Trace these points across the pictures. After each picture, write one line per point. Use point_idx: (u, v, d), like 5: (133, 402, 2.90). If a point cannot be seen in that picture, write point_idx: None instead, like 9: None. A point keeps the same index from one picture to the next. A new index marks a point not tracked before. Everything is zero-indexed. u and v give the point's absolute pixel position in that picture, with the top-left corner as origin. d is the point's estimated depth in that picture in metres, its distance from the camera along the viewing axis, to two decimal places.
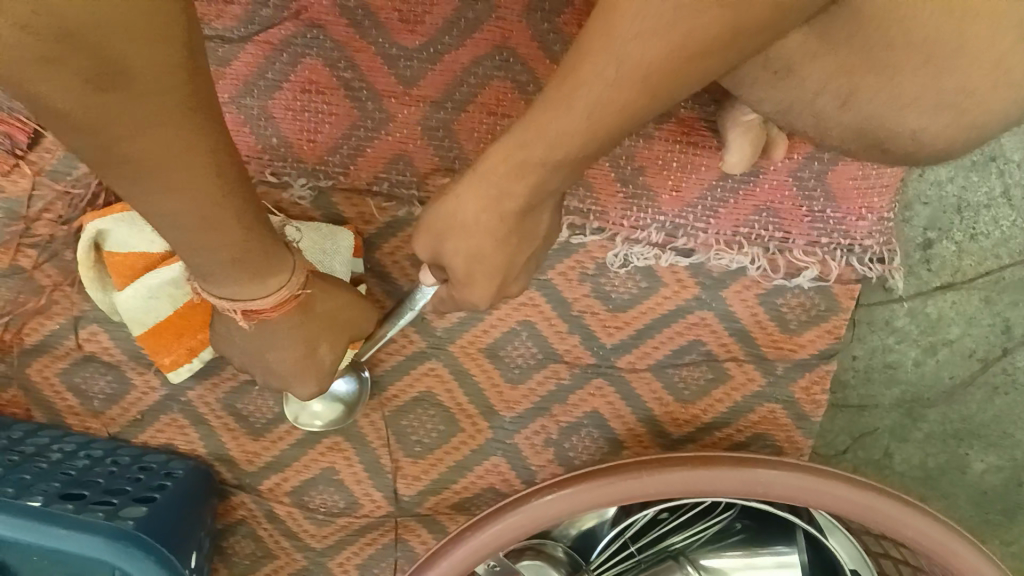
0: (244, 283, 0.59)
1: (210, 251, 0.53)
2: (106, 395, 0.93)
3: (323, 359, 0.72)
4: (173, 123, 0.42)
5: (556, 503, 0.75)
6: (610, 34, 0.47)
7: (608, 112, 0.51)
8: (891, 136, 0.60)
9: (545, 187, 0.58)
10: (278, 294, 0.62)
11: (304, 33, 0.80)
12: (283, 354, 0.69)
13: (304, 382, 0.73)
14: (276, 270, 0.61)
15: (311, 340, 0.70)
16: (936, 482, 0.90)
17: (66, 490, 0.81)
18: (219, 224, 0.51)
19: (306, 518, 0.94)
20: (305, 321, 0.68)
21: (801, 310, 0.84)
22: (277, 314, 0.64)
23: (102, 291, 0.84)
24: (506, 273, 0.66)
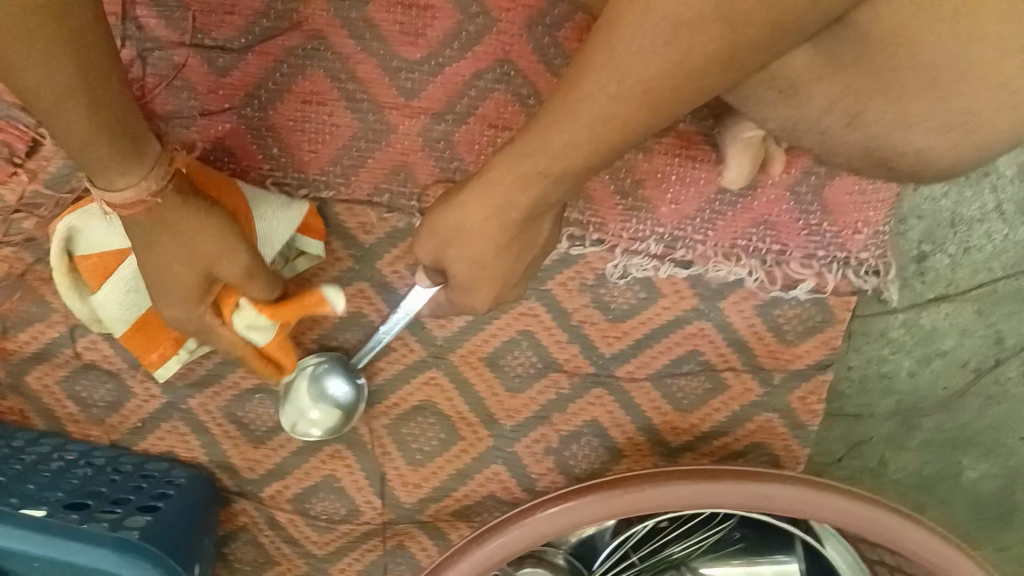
0: (95, 165, 0.55)
1: (93, 167, 0.56)
2: (107, 403, 0.94)
3: (184, 280, 0.65)
4: (62, 53, 0.47)
5: (561, 515, 0.76)
6: (615, 52, 0.52)
7: (608, 125, 0.55)
8: (896, 154, 0.64)
9: (547, 198, 0.62)
10: (133, 192, 0.58)
11: (304, 44, 0.80)
12: (150, 263, 0.63)
13: (173, 303, 0.67)
14: (130, 166, 0.57)
15: (174, 256, 0.63)
16: (931, 488, 0.93)
17: (72, 500, 0.82)
18: (99, 133, 0.53)
19: (307, 524, 0.95)
20: (157, 227, 0.61)
21: (798, 321, 0.84)
22: (130, 213, 0.59)
23: (76, 297, 0.81)
24: (505, 284, 0.69)
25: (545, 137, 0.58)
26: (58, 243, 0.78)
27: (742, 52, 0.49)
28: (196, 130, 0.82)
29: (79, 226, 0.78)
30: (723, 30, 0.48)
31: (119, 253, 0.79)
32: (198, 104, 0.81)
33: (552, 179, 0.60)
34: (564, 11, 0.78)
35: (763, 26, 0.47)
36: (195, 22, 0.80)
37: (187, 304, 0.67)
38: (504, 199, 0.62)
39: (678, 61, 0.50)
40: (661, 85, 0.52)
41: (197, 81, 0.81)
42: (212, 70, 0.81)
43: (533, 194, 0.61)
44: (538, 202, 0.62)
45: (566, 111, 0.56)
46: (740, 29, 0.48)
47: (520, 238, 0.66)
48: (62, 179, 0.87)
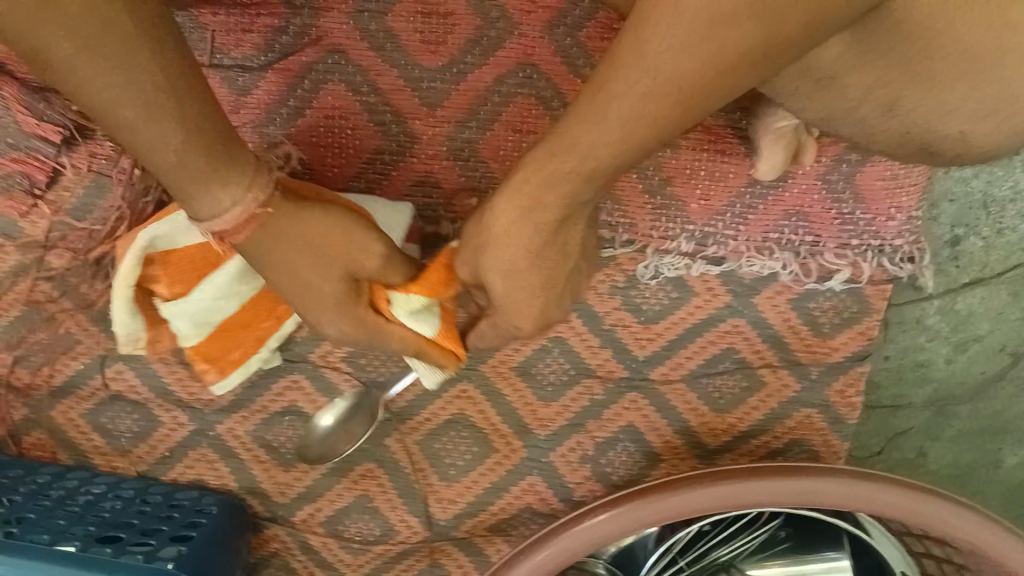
0: (192, 190, 0.52)
1: (192, 194, 0.52)
2: (134, 433, 0.92)
3: (329, 289, 0.61)
4: (143, 61, 0.45)
5: (609, 522, 0.75)
6: (643, 48, 0.50)
7: (640, 123, 0.52)
8: (938, 139, 0.62)
9: (577, 197, 0.59)
10: (242, 208, 0.54)
11: (325, 58, 0.79)
12: (281, 276, 0.59)
13: (331, 316, 0.62)
14: (230, 180, 0.53)
15: (312, 262, 0.59)
16: (967, 478, 0.91)
17: (102, 533, 0.81)
18: (194, 162, 0.50)
19: (340, 547, 0.93)
20: (273, 239, 0.57)
21: (834, 313, 0.84)
22: (243, 232, 0.55)
23: (127, 315, 0.76)
24: (547, 293, 0.65)
25: (573, 138, 0.56)
26: (135, 253, 0.72)
27: (778, 42, 0.47)
28: None
29: (163, 234, 0.72)
30: (757, 26, 0.46)
31: (201, 252, 0.75)
32: None
33: (584, 177, 0.57)
34: (585, 11, 0.78)
35: (800, 21, 0.46)
36: (214, 42, 0.79)
37: (348, 309, 0.63)
38: (533, 200, 0.59)
39: (712, 55, 0.48)
40: (693, 80, 0.50)
41: (218, 101, 0.80)
42: (231, 89, 0.80)
43: (560, 198, 0.58)
44: (568, 202, 0.59)
45: (592, 110, 0.54)
46: (774, 20, 0.46)
47: (555, 241, 0.62)
48: (83, 207, 0.86)
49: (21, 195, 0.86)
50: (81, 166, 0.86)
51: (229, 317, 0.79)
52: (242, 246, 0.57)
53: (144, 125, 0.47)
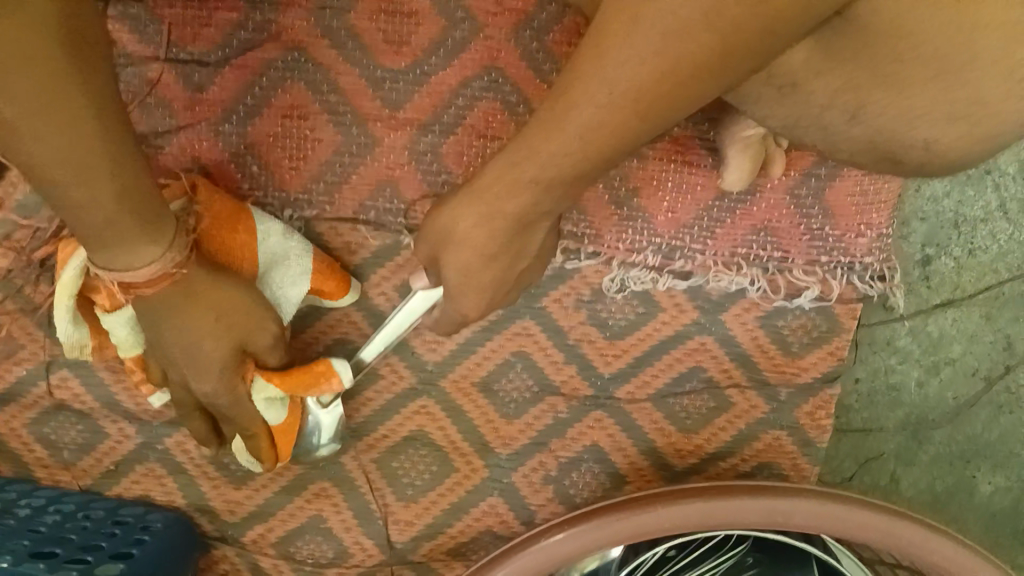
0: (118, 251, 0.57)
1: (115, 248, 0.57)
2: (78, 445, 0.88)
3: (215, 360, 0.67)
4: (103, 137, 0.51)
5: (569, 541, 0.72)
6: (601, 61, 0.51)
7: (598, 135, 0.54)
8: (904, 148, 0.60)
9: (536, 207, 0.61)
10: (151, 266, 0.59)
11: (285, 56, 0.78)
12: (175, 345, 0.65)
13: (202, 381, 0.68)
14: (156, 232, 0.59)
15: (198, 335, 0.65)
16: (943, 505, 0.88)
17: (37, 548, 0.76)
18: (124, 217, 0.56)
19: (292, 570, 0.89)
20: (186, 302, 0.63)
21: (803, 332, 0.82)
22: (152, 288, 0.61)
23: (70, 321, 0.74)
24: (497, 291, 0.67)
25: (535, 146, 0.57)
26: (79, 261, 0.70)
27: (733, 58, 0.48)
28: (172, 147, 0.79)
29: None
30: (712, 42, 0.47)
31: None
32: (173, 120, 0.78)
33: (541, 187, 0.59)
34: (551, 15, 0.77)
35: (756, 34, 0.47)
36: (170, 36, 0.77)
37: (217, 386, 0.68)
38: (493, 204, 0.61)
39: (667, 70, 0.49)
40: (650, 95, 0.50)
41: (172, 98, 0.78)
42: (187, 86, 0.78)
43: (522, 201, 0.60)
44: (529, 209, 0.61)
45: (553, 119, 0.55)
46: (727, 39, 0.47)
47: (510, 247, 0.64)
48: (31, 206, 0.82)
49: None
50: None
51: None
52: (149, 309, 0.63)
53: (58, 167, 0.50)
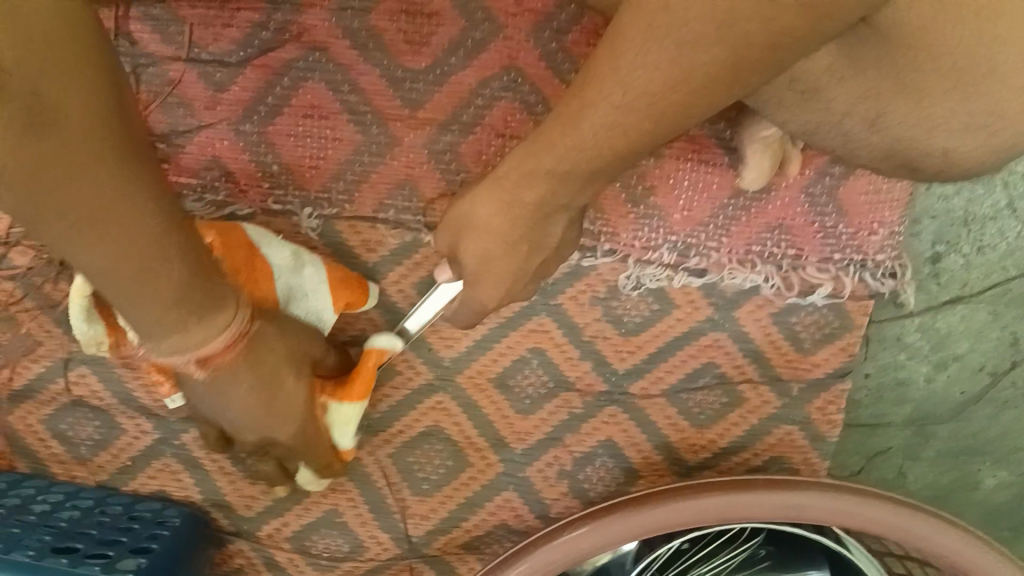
0: (190, 333, 0.58)
1: (187, 331, 0.57)
2: (94, 441, 0.89)
3: (293, 396, 0.70)
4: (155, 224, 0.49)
5: (588, 535, 0.73)
6: (616, 63, 0.53)
7: (613, 134, 0.56)
8: (920, 155, 0.62)
9: (555, 198, 0.63)
10: (228, 331, 0.60)
11: (305, 56, 0.78)
12: (252, 399, 0.67)
13: (283, 425, 0.71)
14: (221, 302, 0.59)
15: (276, 378, 0.68)
16: (945, 498, 0.93)
17: (58, 543, 0.78)
18: (194, 288, 0.55)
19: (307, 564, 0.91)
20: (258, 352, 0.66)
21: (815, 328, 0.83)
22: (227, 355, 0.62)
23: (84, 319, 0.75)
24: (515, 281, 0.69)
25: (552, 139, 0.60)
26: None
27: (744, 70, 0.50)
28: (192, 147, 0.80)
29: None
30: (724, 54, 0.49)
31: None
32: (195, 120, 0.79)
33: (558, 178, 0.61)
34: (571, 15, 0.77)
35: (765, 48, 0.48)
36: (192, 36, 0.78)
37: (298, 424, 0.72)
38: (512, 195, 0.63)
39: (679, 79, 0.51)
40: (664, 99, 0.53)
41: (193, 97, 0.79)
42: (208, 85, 0.79)
43: (538, 193, 0.63)
44: (545, 200, 0.63)
45: (571, 117, 0.58)
46: (741, 51, 0.48)
47: (532, 237, 0.66)
48: None
49: None
50: None
51: None
52: (232, 374, 0.64)
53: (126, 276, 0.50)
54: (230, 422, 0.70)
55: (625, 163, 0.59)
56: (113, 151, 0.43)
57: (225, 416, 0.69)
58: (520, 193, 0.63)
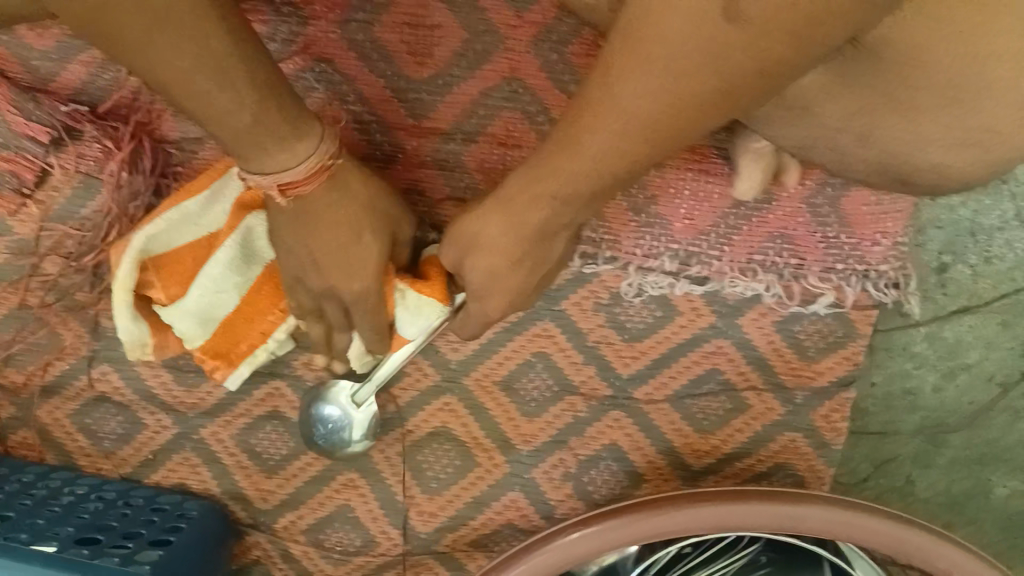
0: (271, 154, 0.60)
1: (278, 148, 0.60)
2: (118, 435, 0.93)
3: (365, 253, 0.68)
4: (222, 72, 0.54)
5: (582, 541, 0.75)
6: (612, 91, 0.53)
7: (616, 156, 0.56)
8: (914, 170, 0.61)
9: (559, 216, 0.64)
10: (308, 162, 0.62)
11: (312, 67, 0.80)
12: (329, 241, 0.67)
13: (349, 282, 0.69)
14: (303, 133, 0.61)
15: (353, 227, 0.67)
16: (962, 507, 0.90)
17: (82, 534, 0.81)
18: (270, 114, 0.58)
19: (321, 557, 0.93)
20: (340, 197, 0.66)
21: (819, 336, 0.83)
22: (311, 185, 0.64)
23: (131, 320, 0.76)
24: (516, 293, 0.71)
25: (553, 164, 0.60)
26: (130, 256, 0.74)
27: (740, 94, 0.50)
28: None
29: (156, 233, 0.75)
30: (719, 81, 0.49)
31: (192, 246, 0.77)
32: None
33: (562, 200, 0.62)
34: (569, 28, 0.79)
35: (758, 74, 0.48)
36: None
37: (369, 278, 0.69)
38: (517, 217, 0.64)
39: (675, 103, 0.51)
40: (662, 125, 0.53)
41: None
42: None
43: (543, 213, 0.63)
44: (550, 218, 0.64)
45: (571, 144, 0.57)
46: (737, 77, 0.49)
47: (534, 252, 0.67)
48: (70, 210, 0.86)
49: (9, 194, 0.85)
50: (69, 167, 0.85)
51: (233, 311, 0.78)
52: (309, 206, 0.65)
53: (203, 74, 0.53)
54: (307, 280, 0.70)
55: (625, 181, 0.59)
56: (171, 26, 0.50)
57: (303, 273, 0.70)
58: (525, 213, 0.64)
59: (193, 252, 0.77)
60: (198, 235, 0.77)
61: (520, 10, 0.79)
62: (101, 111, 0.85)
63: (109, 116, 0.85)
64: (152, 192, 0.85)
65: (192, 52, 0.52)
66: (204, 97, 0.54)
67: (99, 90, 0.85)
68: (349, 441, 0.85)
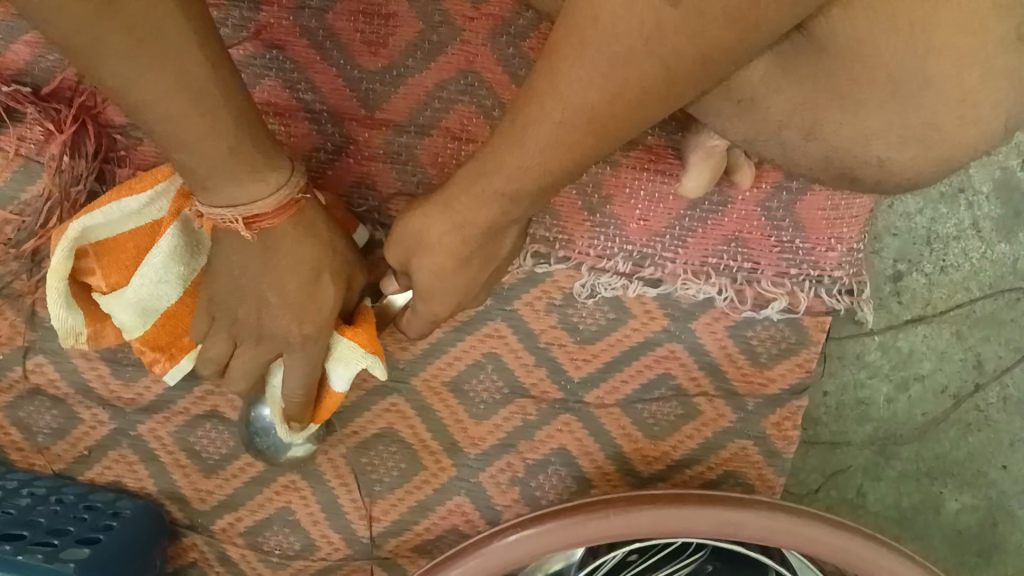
0: (245, 183, 0.59)
1: (243, 181, 0.59)
2: (52, 430, 0.89)
3: (323, 296, 0.68)
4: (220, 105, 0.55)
5: (520, 543, 0.74)
6: (556, 81, 0.53)
7: (558, 151, 0.55)
8: (860, 165, 0.62)
9: (506, 215, 0.62)
10: (277, 196, 0.61)
11: (263, 54, 0.79)
12: (287, 281, 0.66)
13: (304, 322, 0.68)
14: (275, 164, 0.60)
15: (312, 268, 0.66)
16: (910, 523, 0.88)
17: (6, 530, 0.78)
18: (244, 145, 0.57)
19: (259, 560, 0.90)
20: (307, 233, 0.65)
21: (772, 342, 0.82)
22: (276, 219, 0.62)
23: (64, 309, 0.72)
24: (463, 295, 0.69)
25: (498, 158, 0.59)
26: (66, 244, 0.70)
27: (678, 82, 0.50)
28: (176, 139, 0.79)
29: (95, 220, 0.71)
30: (657, 66, 0.49)
31: (134, 233, 0.73)
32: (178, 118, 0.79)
33: (508, 198, 0.60)
34: (528, 22, 0.78)
35: (695, 61, 0.48)
36: None
37: (325, 326, 0.69)
38: (462, 214, 0.63)
39: (616, 90, 0.51)
40: (604, 114, 0.52)
41: None
42: None
43: (489, 212, 0.62)
44: (498, 218, 0.63)
45: (514, 136, 0.57)
46: (672, 64, 0.49)
47: (482, 251, 0.66)
48: (9, 195, 0.83)
49: None
50: (9, 151, 0.82)
51: (175, 304, 0.73)
52: (297, 224, 0.64)
53: (186, 101, 0.53)
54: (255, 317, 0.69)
55: (571, 178, 0.59)
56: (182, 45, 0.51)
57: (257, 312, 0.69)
58: (471, 211, 0.63)
59: (135, 238, 0.73)
60: (140, 222, 0.72)
61: (477, 2, 0.78)
62: (44, 93, 0.81)
63: (52, 99, 0.81)
64: (94, 177, 0.82)
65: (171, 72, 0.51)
66: (180, 121, 0.53)
67: (43, 71, 0.81)
68: (288, 444, 0.83)
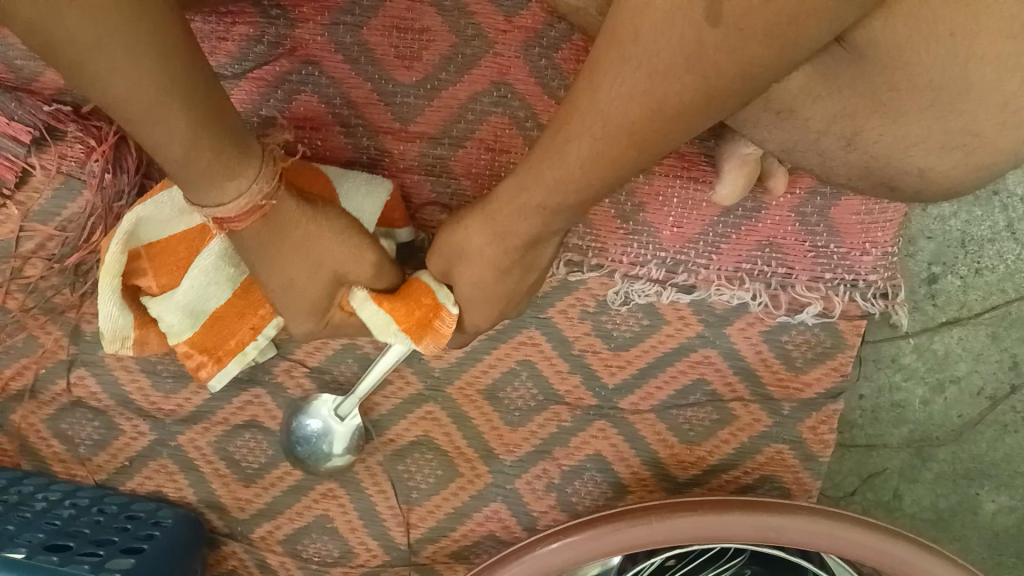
0: (201, 188, 0.56)
1: (203, 186, 0.55)
2: (93, 441, 0.90)
3: (306, 292, 0.66)
4: (181, 112, 0.51)
5: (561, 551, 0.75)
6: (596, 96, 0.53)
7: (599, 164, 0.55)
8: (899, 173, 0.62)
9: (548, 227, 0.63)
10: (239, 202, 0.57)
11: (298, 70, 0.80)
12: (272, 277, 0.64)
13: (295, 316, 0.68)
14: (239, 167, 0.56)
15: (292, 270, 0.64)
16: (948, 525, 0.88)
17: (52, 541, 0.78)
18: (203, 154, 0.53)
19: (298, 568, 0.91)
20: (281, 236, 0.62)
21: (807, 347, 0.82)
22: (245, 222, 0.59)
23: (116, 305, 0.73)
24: (507, 303, 0.70)
25: (540, 172, 0.59)
26: (120, 237, 0.72)
27: (718, 96, 0.50)
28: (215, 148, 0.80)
29: (147, 215, 0.73)
30: (696, 81, 0.49)
31: (185, 235, 0.75)
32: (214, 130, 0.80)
33: (551, 211, 0.61)
34: (559, 34, 0.78)
35: (734, 76, 0.48)
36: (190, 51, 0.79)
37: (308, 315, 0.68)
38: (504, 227, 0.63)
39: (656, 105, 0.51)
40: (644, 128, 0.52)
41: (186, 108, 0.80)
42: None
43: (532, 224, 0.62)
44: (540, 229, 0.63)
45: (556, 150, 0.57)
46: (713, 79, 0.48)
47: (523, 261, 0.67)
48: (51, 211, 0.85)
49: None
50: (51, 168, 0.84)
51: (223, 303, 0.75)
52: (283, 228, 0.61)
53: (137, 104, 0.49)
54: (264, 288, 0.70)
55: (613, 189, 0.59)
56: (146, 46, 0.47)
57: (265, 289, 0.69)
58: (513, 223, 0.63)
59: (185, 241, 0.75)
60: (191, 225, 0.75)
61: (510, 15, 0.78)
62: (85, 111, 0.82)
63: (92, 116, 0.82)
64: (135, 192, 0.82)
65: (142, 59, 0.47)
66: (131, 121, 0.50)
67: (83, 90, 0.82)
68: (327, 452, 0.84)
